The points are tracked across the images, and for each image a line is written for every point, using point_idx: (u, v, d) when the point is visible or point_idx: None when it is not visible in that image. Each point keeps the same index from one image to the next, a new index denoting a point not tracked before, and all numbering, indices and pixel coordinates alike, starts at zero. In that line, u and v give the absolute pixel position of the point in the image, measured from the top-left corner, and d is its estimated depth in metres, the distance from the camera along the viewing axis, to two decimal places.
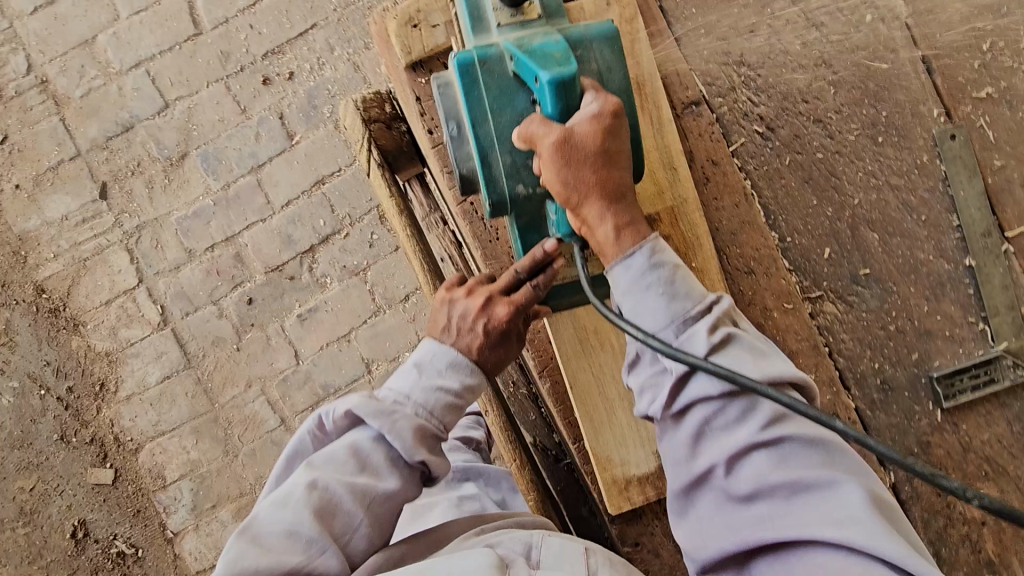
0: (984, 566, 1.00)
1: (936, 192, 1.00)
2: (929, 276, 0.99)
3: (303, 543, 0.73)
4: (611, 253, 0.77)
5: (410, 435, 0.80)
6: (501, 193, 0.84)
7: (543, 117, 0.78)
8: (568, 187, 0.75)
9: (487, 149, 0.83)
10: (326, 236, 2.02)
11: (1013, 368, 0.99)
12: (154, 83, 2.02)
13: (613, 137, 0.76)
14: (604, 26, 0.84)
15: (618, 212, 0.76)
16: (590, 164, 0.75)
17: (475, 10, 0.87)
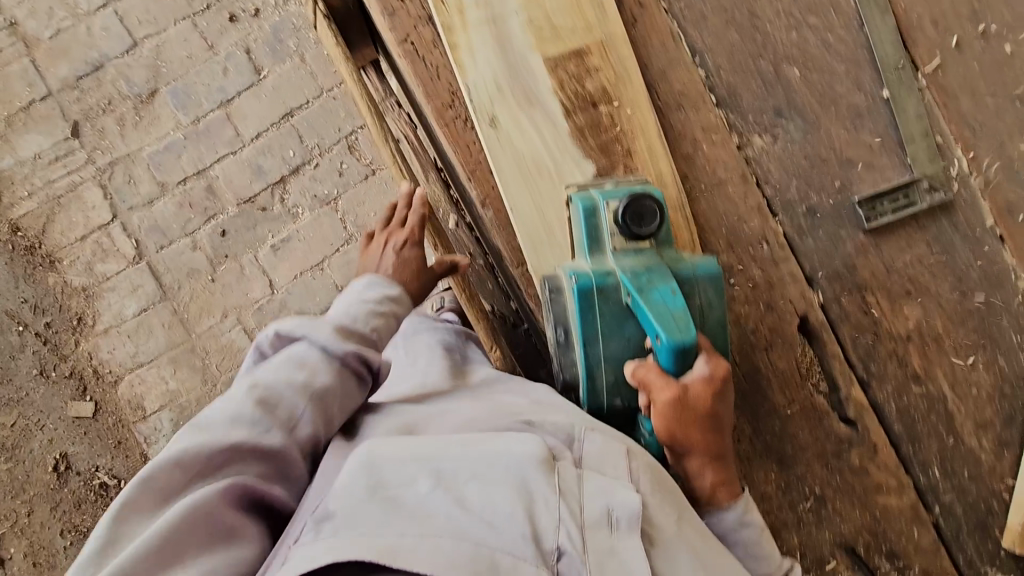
0: (911, 381, 1.06)
1: (850, 30, 1.06)
2: (846, 109, 1.06)
3: (248, 424, 0.73)
4: (705, 503, 0.87)
5: (335, 334, 0.85)
6: (600, 405, 0.92)
7: (658, 365, 0.84)
8: (674, 439, 0.84)
9: (593, 367, 0.90)
10: (297, 167, 2.08)
11: (929, 191, 1.06)
12: (122, 22, 2.06)
13: (718, 405, 0.84)
14: (711, 267, 0.88)
15: (716, 467, 0.86)
16: (698, 427, 0.83)
17: (593, 229, 0.90)
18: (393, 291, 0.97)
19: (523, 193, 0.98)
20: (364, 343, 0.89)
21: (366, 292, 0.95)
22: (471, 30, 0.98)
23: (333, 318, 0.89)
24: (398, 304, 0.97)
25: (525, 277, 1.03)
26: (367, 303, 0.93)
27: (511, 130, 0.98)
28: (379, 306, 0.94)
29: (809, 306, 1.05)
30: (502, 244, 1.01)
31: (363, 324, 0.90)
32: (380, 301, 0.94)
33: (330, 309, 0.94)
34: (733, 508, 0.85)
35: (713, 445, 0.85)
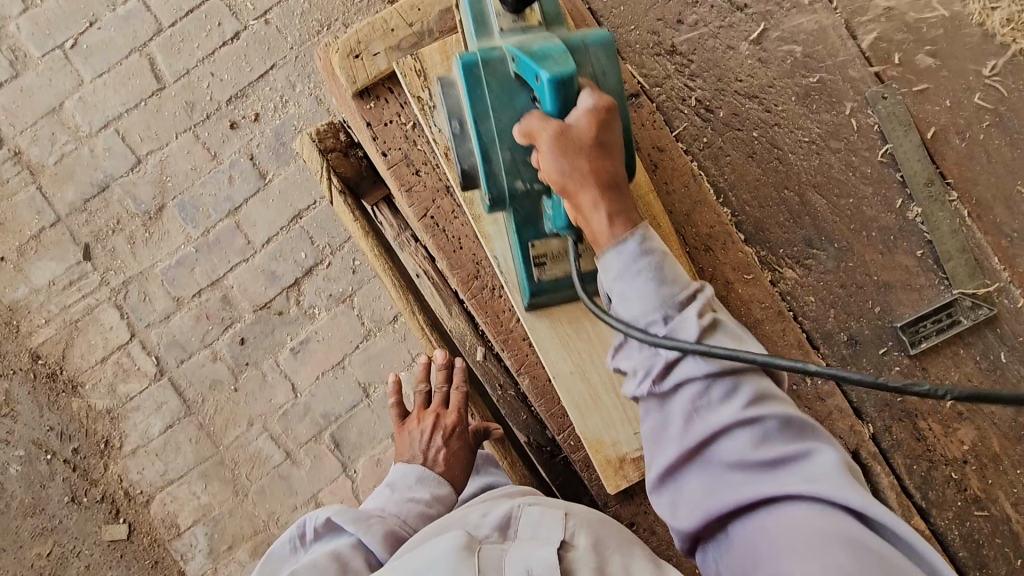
0: (972, 504, 1.02)
1: (875, 149, 1.04)
2: (877, 231, 1.03)
3: None
4: (604, 242, 0.66)
5: (385, 540, 0.86)
6: (500, 190, 0.80)
7: (543, 113, 0.71)
8: (563, 177, 0.68)
9: (489, 147, 0.78)
10: (309, 268, 2.06)
11: (972, 309, 1.03)
12: (124, 140, 2.06)
13: (608, 135, 0.69)
14: (602, 34, 0.79)
15: (615, 200, 0.67)
16: (585, 154, 0.67)
17: (479, 13, 0.82)
18: (442, 490, 0.99)
19: (564, 361, 0.95)
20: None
21: (415, 490, 0.98)
22: None
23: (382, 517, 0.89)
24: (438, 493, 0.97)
25: (569, 441, 1.00)
26: (416, 503, 0.95)
27: None
28: (428, 506, 0.95)
29: (860, 439, 1.02)
30: (542, 411, 1.00)
31: (411, 527, 0.91)
32: (429, 501, 0.96)
33: (378, 502, 0.96)
34: (633, 236, 0.65)
35: (605, 172, 0.67)
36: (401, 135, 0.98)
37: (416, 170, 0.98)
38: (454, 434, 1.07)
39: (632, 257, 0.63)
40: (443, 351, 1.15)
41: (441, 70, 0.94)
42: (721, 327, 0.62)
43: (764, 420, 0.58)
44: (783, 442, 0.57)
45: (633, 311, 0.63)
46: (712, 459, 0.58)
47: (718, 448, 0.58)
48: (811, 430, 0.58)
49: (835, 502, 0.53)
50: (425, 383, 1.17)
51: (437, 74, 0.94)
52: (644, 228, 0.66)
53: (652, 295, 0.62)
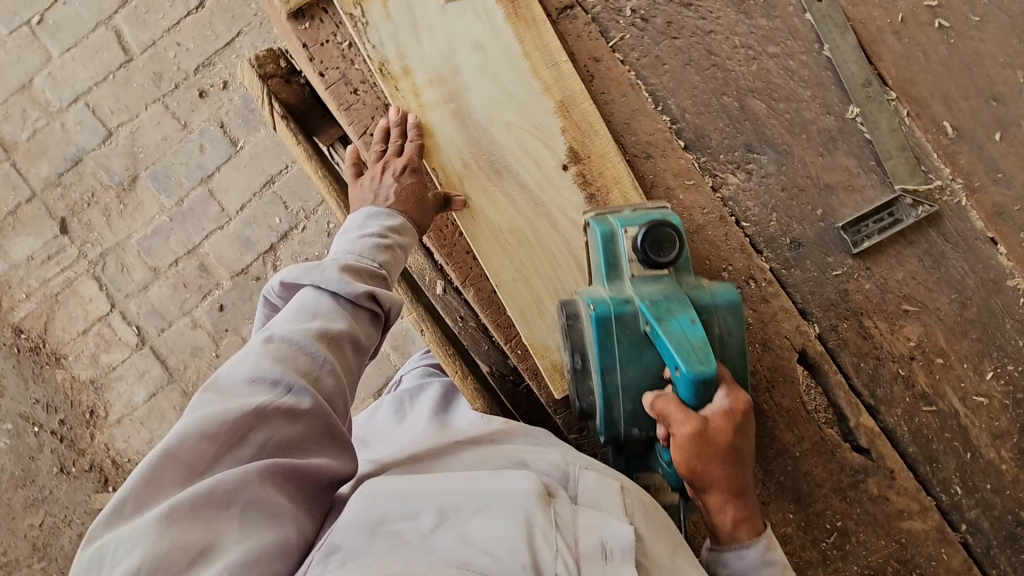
0: (920, 400, 1.04)
1: (811, 52, 1.04)
2: (816, 133, 1.04)
3: (270, 382, 0.68)
4: (724, 540, 0.75)
5: (343, 273, 0.78)
6: (618, 434, 0.85)
7: (678, 399, 0.75)
8: (693, 475, 0.74)
9: (611, 398, 0.82)
10: (284, 233, 2.07)
11: (914, 206, 1.03)
12: (94, 113, 2.08)
13: (739, 440, 0.74)
14: (732, 294, 0.81)
15: (739, 503, 0.75)
16: (719, 462, 0.72)
17: (610, 256, 0.84)
18: (395, 221, 0.87)
19: (506, 266, 0.97)
20: (374, 282, 0.81)
21: (366, 225, 0.86)
22: (430, 111, 0.97)
23: (336, 259, 0.81)
24: (401, 236, 0.87)
25: (517, 351, 1.02)
26: (370, 237, 0.84)
27: (484, 205, 0.98)
28: (384, 238, 0.85)
29: (806, 339, 1.03)
30: (489, 321, 1.01)
31: (370, 258, 0.82)
32: (384, 233, 0.85)
33: (330, 249, 0.86)
34: (754, 546, 0.73)
35: (736, 482, 0.74)
36: (338, 55, 0.99)
37: (354, 89, 0.99)
38: (411, 171, 0.92)
39: (752, 566, 0.73)
40: (392, 108, 0.96)
41: None
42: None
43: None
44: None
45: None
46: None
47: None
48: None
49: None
50: (381, 142, 0.96)
51: None
52: (765, 536, 0.74)
53: None
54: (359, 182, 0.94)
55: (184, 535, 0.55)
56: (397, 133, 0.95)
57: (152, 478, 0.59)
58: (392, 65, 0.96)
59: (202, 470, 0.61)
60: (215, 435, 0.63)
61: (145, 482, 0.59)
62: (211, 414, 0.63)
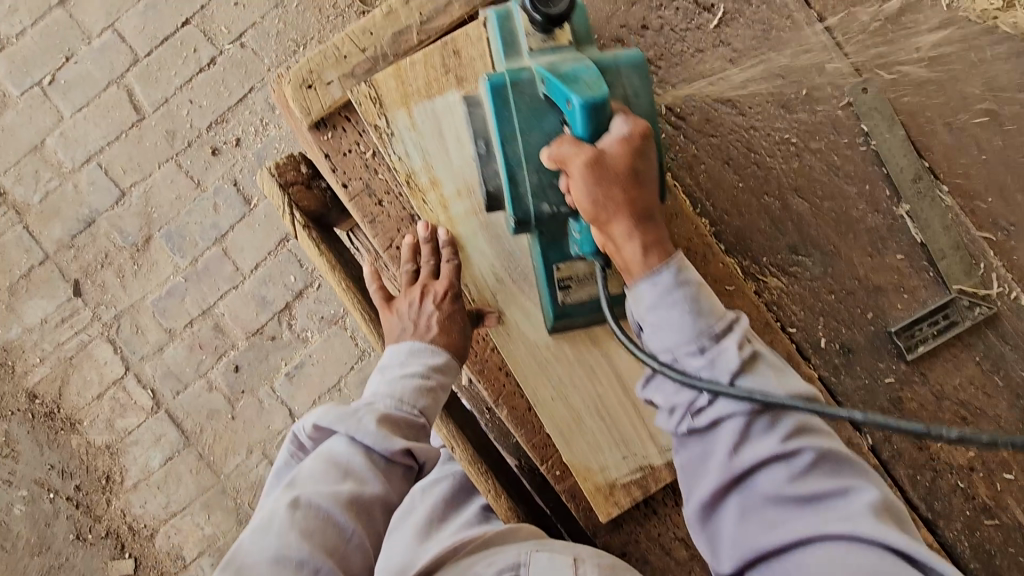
0: (982, 513, 0.98)
1: (857, 145, 0.99)
2: (864, 232, 0.99)
3: (293, 562, 0.59)
4: (637, 271, 0.69)
5: (380, 425, 0.71)
6: (526, 213, 0.77)
7: (573, 136, 0.70)
8: (594, 204, 0.68)
9: (513, 168, 0.75)
10: (299, 291, 2.03)
11: (971, 308, 0.98)
12: (107, 173, 2.05)
13: (642, 166, 0.69)
14: (633, 55, 0.76)
15: (647, 231, 0.68)
16: (620, 184, 0.67)
17: (508, 34, 0.80)
18: (438, 358, 0.81)
19: (542, 386, 0.90)
20: (412, 432, 0.75)
21: (407, 363, 0.81)
22: (459, 224, 0.90)
23: (372, 404, 0.75)
24: (445, 374, 0.81)
25: (555, 471, 0.95)
26: (411, 377, 0.79)
27: (519, 321, 0.91)
28: (427, 378, 0.79)
29: (859, 451, 0.97)
30: (523, 441, 0.94)
31: (410, 405, 0.76)
32: (427, 374, 0.79)
33: (367, 388, 0.80)
34: (667, 269, 0.68)
35: (639, 202, 0.68)
36: (361, 165, 0.94)
37: (379, 200, 0.94)
38: (451, 294, 0.85)
39: (667, 288, 0.67)
40: (421, 223, 0.89)
41: (396, 96, 0.91)
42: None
43: (803, 454, 0.63)
44: (828, 482, 0.61)
45: (670, 334, 0.67)
46: (751, 490, 0.63)
47: (760, 483, 0.62)
48: (850, 465, 0.63)
49: (882, 543, 0.56)
50: (412, 262, 0.90)
51: (392, 100, 0.91)
52: (677, 258, 0.69)
53: (685, 327, 0.67)
54: (393, 310, 0.87)
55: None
56: (428, 251, 0.89)
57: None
58: (419, 176, 0.91)
59: None
60: None
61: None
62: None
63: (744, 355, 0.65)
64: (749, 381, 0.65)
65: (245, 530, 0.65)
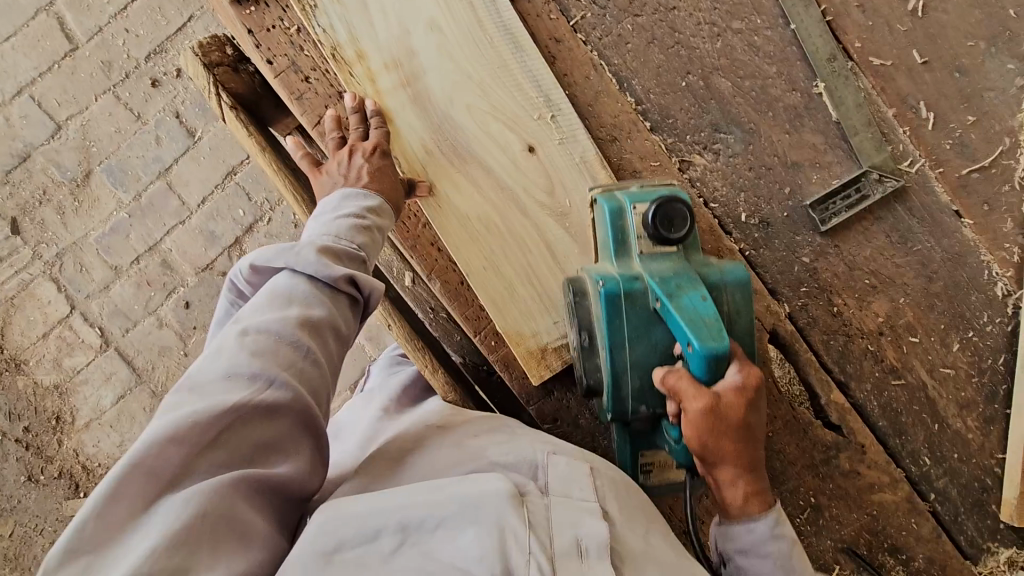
0: (890, 375, 1.05)
1: (775, 26, 1.02)
2: (782, 109, 1.03)
3: (245, 376, 0.61)
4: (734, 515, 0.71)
5: (321, 255, 0.72)
6: (623, 411, 0.80)
7: (692, 374, 0.71)
8: (705, 450, 0.69)
9: (618, 374, 0.78)
10: (249, 225, 2.00)
11: (880, 181, 1.03)
12: (41, 106, 1.98)
13: (755, 418, 0.69)
14: (741, 272, 0.79)
15: (751, 477, 0.70)
16: (731, 438, 0.68)
17: (618, 231, 0.81)
18: (372, 202, 0.82)
19: (475, 257, 0.93)
20: (354, 265, 0.75)
21: (341, 207, 0.80)
22: (388, 97, 0.91)
23: (312, 240, 0.75)
24: (379, 218, 0.82)
25: (489, 342, 0.98)
26: (346, 217, 0.78)
27: (450, 193, 0.93)
28: (362, 219, 0.79)
29: (777, 319, 1.03)
30: (456, 314, 0.97)
31: (348, 239, 0.76)
32: (362, 214, 0.79)
33: (303, 234, 0.79)
34: (764, 520, 0.70)
35: (748, 457, 0.70)
36: (286, 41, 0.94)
37: (305, 76, 0.94)
38: (381, 151, 0.88)
39: (761, 540, 0.70)
40: (348, 95, 0.90)
41: None
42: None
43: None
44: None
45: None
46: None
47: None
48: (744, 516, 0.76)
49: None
50: (338, 130, 0.90)
51: None
52: (774, 509, 0.71)
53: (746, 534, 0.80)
54: (323, 172, 0.86)
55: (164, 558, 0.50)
56: (356, 120, 0.90)
57: (117, 492, 0.52)
58: (345, 50, 0.91)
59: (174, 479, 0.55)
60: (186, 441, 0.56)
61: (107, 497, 0.52)
62: (183, 417, 0.56)
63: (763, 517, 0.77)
64: None
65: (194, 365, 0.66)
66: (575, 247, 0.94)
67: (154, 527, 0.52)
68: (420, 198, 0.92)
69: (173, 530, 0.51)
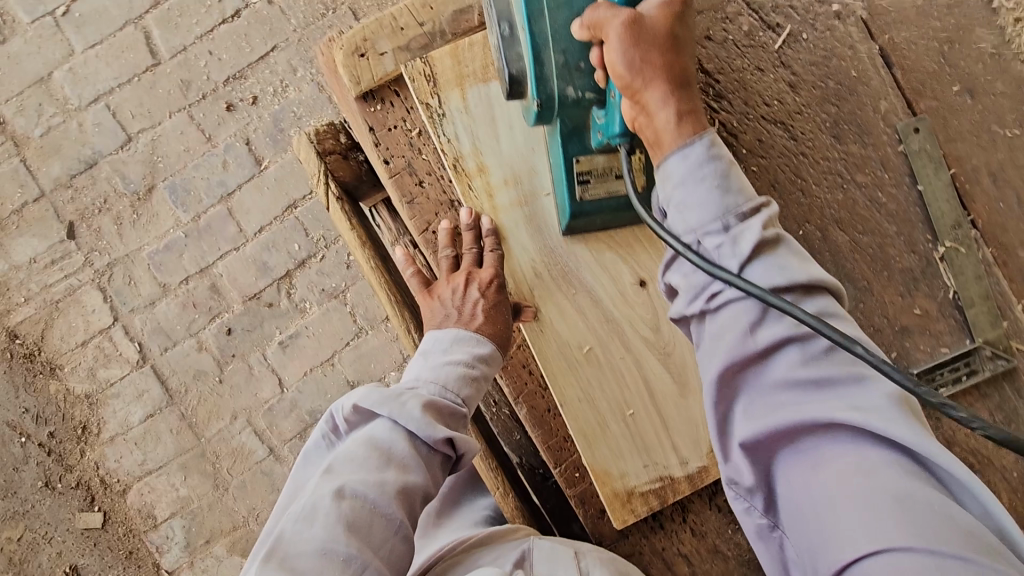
0: None
1: (902, 185, 0.99)
2: (897, 269, 0.99)
3: (338, 559, 0.59)
4: (669, 142, 0.65)
5: (424, 411, 0.71)
6: (550, 92, 0.73)
7: (608, 3, 0.67)
8: (632, 68, 0.64)
9: (540, 49, 0.72)
10: (302, 260, 1.99)
11: (992, 359, 0.98)
12: (115, 116, 1.98)
13: (679, 31, 0.66)
14: None
15: (681, 99, 0.65)
16: (658, 47, 0.64)
17: None
18: (483, 348, 0.81)
19: (571, 387, 0.89)
20: (453, 422, 0.74)
21: (451, 350, 0.80)
22: (504, 213, 0.89)
23: (416, 388, 0.74)
24: (489, 365, 0.81)
25: (569, 475, 0.93)
26: (455, 364, 0.78)
27: (553, 318, 0.89)
28: (471, 367, 0.78)
29: None
30: (538, 442, 0.93)
31: (453, 392, 0.75)
32: (471, 363, 0.79)
33: (407, 372, 0.79)
34: (699, 139, 0.64)
35: (677, 70, 0.65)
36: (405, 142, 0.92)
37: (420, 180, 0.92)
38: (494, 283, 0.84)
39: (698, 161, 0.63)
40: (465, 210, 0.88)
41: (451, 76, 0.89)
42: (779, 242, 0.63)
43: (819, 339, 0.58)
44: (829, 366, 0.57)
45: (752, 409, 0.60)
46: (764, 379, 0.60)
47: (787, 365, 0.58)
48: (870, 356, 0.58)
49: (887, 437, 0.52)
50: (450, 249, 0.89)
51: (447, 79, 0.89)
52: (710, 130, 0.65)
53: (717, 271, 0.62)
54: (434, 297, 0.86)
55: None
56: (470, 238, 0.88)
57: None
58: (466, 161, 0.89)
59: None
60: None
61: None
62: None
63: (767, 233, 0.61)
64: (763, 264, 0.61)
65: (283, 518, 0.64)
66: (674, 389, 0.91)
67: None
68: (523, 322, 0.89)
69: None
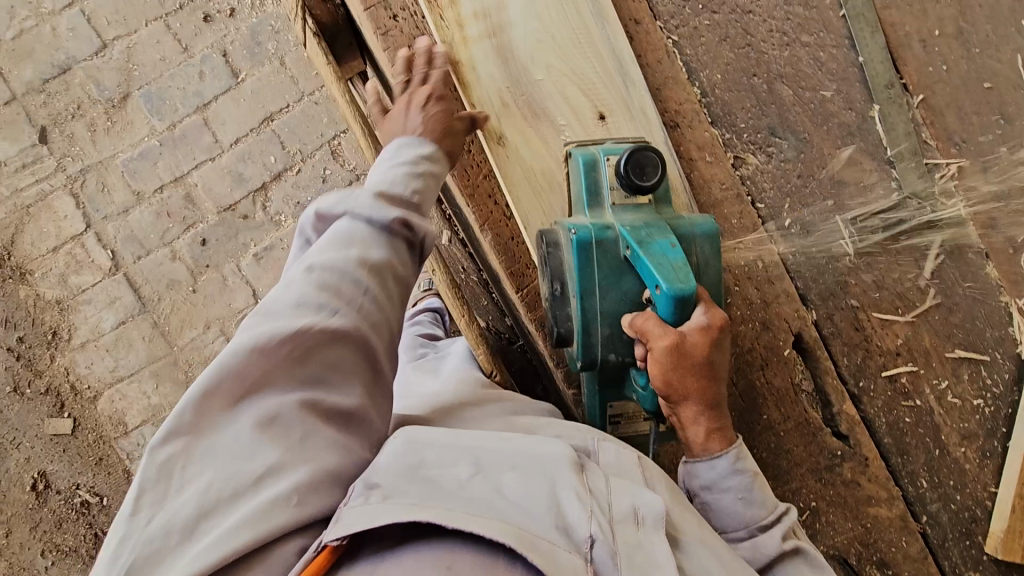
0: (900, 394, 1.09)
1: (841, 46, 1.07)
2: (836, 125, 1.07)
3: (312, 307, 0.61)
4: (698, 451, 0.79)
5: (376, 200, 0.70)
6: (593, 358, 0.85)
7: (658, 316, 0.77)
8: (671, 387, 0.76)
9: (590, 321, 0.83)
10: (278, 173, 2.01)
11: (918, 210, 1.08)
12: (89, 22, 1.98)
13: (716, 355, 0.76)
14: (710, 225, 0.83)
15: (711, 416, 0.78)
16: (694, 374, 0.75)
17: (593, 183, 0.86)
18: (427, 149, 0.80)
19: (535, 212, 0.95)
20: (410, 210, 0.73)
21: (397, 154, 0.78)
22: (473, 44, 0.95)
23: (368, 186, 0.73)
24: (435, 164, 0.80)
25: (528, 301, 1.00)
26: (402, 165, 0.76)
27: (520, 146, 0.95)
28: (416, 165, 0.77)
29: (803, 324, 1.06)
30: (501, 268, 0.99)
31: (403, 186, 0.73)
32: (416, 161, 0.77)
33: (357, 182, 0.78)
34: (727, 455, 0.78)
35: (710, 394, 0.77)
36: None
37: (394, 15, 0.96)
38: (436, 100, 0.85)
39: (723, 474, 0.78)
40: (422, 39, 0.91)
41: None
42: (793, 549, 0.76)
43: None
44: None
45: (722, 517, 0.79)
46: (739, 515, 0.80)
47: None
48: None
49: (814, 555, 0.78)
50: (407, 74, 0.89)
51: None
52: (735, 445, 0.79)
53: (736, 514, 0.78)
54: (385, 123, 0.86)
55: (248, 458, 0.54)
56: (422, 65, 0.89)
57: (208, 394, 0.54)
58: None
59: (253, 398, 0.57)
60: (262, 359, 0.57)
61: (201, 396, 0.55)
62: (258, 340, 0.57)
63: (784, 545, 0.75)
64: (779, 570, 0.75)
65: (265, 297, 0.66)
66: None
67: (227, 433, 0.55)
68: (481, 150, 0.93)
69: (261, 437, 0.55)
